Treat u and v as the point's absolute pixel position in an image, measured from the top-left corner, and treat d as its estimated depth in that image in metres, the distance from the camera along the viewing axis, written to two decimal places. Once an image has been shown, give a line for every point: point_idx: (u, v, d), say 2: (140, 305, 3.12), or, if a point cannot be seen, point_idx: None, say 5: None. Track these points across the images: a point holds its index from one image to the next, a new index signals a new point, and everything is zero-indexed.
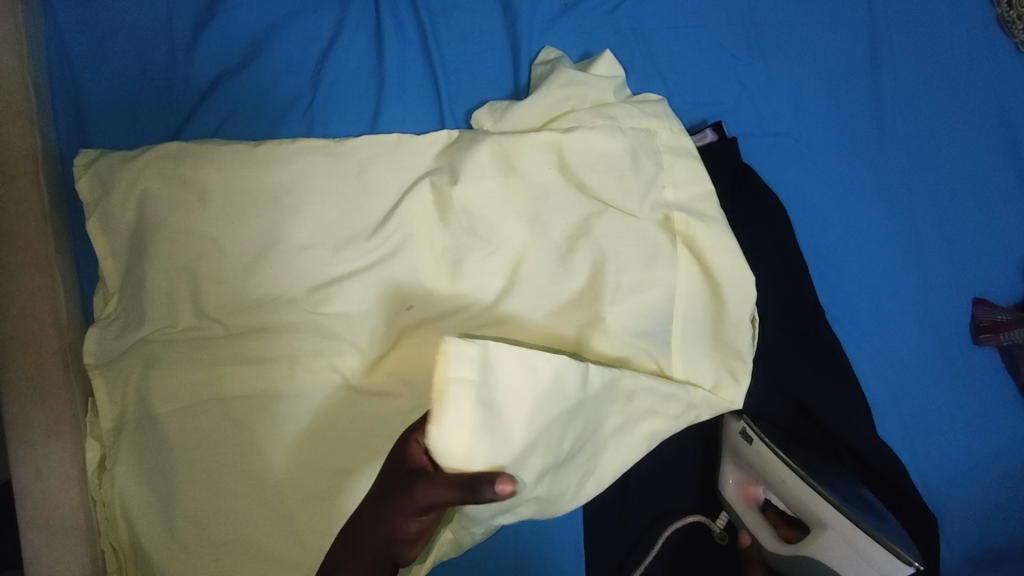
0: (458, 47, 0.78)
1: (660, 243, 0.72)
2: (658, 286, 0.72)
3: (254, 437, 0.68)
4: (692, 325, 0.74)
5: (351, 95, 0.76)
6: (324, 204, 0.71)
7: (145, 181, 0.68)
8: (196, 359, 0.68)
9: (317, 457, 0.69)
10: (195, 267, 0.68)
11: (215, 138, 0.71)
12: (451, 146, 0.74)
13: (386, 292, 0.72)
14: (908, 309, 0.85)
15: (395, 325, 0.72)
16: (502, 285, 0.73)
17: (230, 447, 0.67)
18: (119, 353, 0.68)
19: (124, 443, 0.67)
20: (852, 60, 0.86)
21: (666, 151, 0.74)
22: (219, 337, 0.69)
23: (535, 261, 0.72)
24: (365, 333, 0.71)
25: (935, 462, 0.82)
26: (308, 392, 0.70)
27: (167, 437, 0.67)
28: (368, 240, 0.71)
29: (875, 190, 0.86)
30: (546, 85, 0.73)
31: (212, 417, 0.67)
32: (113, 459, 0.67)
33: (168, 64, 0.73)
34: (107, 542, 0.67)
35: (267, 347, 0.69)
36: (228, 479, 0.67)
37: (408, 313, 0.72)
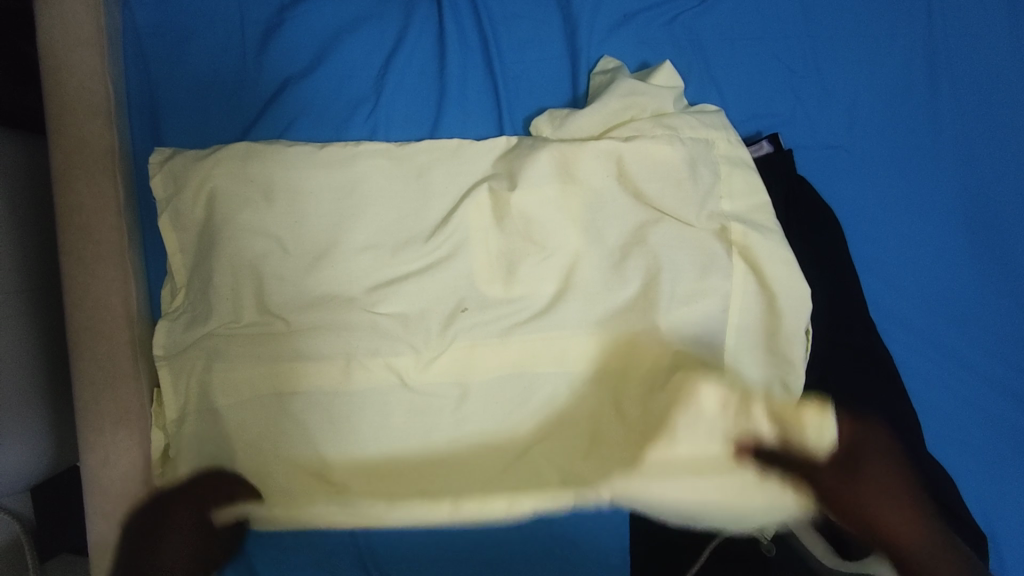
0: (518, 56, 0.79)
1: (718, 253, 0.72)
2: (712, 296, 0.72)
3: (308, 433, 0.69)
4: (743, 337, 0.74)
5: (413, 101, 0.77)
6: (383, 206, 0.72)
7: (214, 178, 0.69)
8: (257, 355, 0.69)
9: (374, 452, 0.70)
10: (258, 263, 0.69)
11: (282, 140, 0.72)
12: (509, 152, 0.75)
13: (441, 293, 0.72)
14: (964, 326, 0.84)
15: (451, 328, 0.72)
16: (556, 289, 0.74)
17: (287, 439, 0.69)
18: (184, 346, 0.70)
19: (186, 433, 0.69)
20: (907, 75, 0.86)
21: (723, 161, 0.75)
22: (280, 333, 0.70)
23: (588, 267, 0.73)
24: (420, 333, 0.71)
25: (988, 484, 0.81)
26: (365, 392, 0.70)
27: (229, 430, 0.69)
28: (425, 242, 0.72)
29: (929, 205, 0.85)
30: (607, 94, 0.74)
31: (269, 413, 0.69)
32: (174, 448, 0.69)
33: (239, 66, 0.75)
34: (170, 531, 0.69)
35: (327, 347, 0.69)
36: (287, 475, 0.69)
37: (463, 314, 0.72)
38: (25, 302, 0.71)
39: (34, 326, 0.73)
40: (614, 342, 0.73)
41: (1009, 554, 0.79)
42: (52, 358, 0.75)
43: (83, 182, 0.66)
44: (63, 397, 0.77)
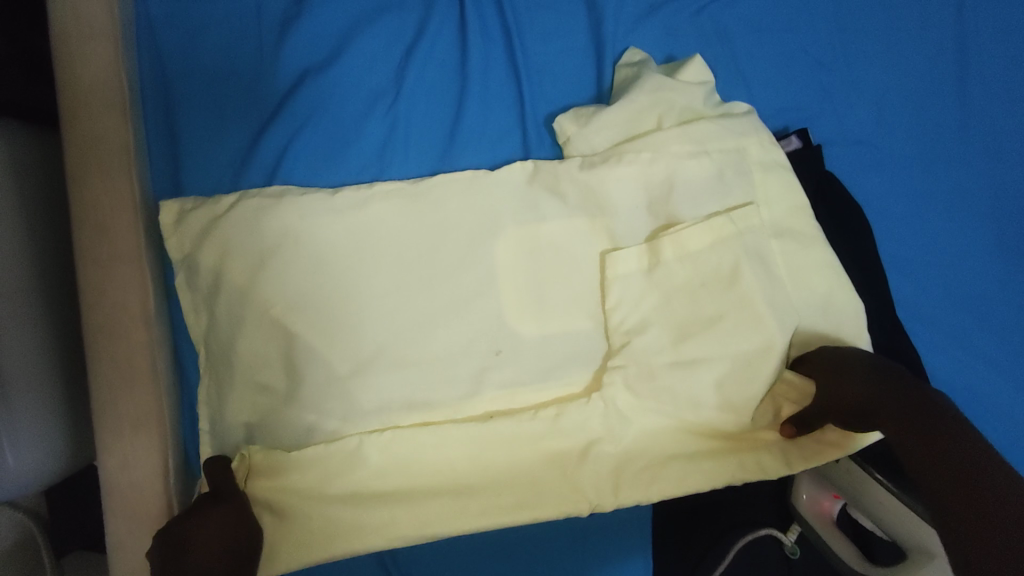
0: (542, 47, 0.77)
1: (767, 263, 0.71)
2: (767, 295, 0.69)
3: (347, 481, 0.68)
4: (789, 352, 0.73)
5: (434, 94, 0.75)
6: (403, 248, 0.72)
7: (225, 242, 0.68)
8: (294, 393, 0.69)
9: (410, 482, 0.70)
10: (274, 310, 0.68)
11: (294, 184, 0.71)
12: (533, 172, 0.74)
13: (473, 334, 0.73)
14: (992, 328, 0.83)
15: (485, 373, 0.73)
16: (583, 307, 0.75)
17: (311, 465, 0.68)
18: (222, 388, 0.70)
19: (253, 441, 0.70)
20: (939, 70, 0.84)
21: (757, 167, 0.74)
22: (310, 380, 0.69)
23: (629, 309, 0.72)
24: (451, 380, 0.72)
25: None
26: (400, 441, 0.70)
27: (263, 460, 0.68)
28: (454, 281, 0.72)
29: (958, 201, 0.84)
30: (635, 89, 0.72)
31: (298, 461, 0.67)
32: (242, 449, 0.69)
33: (255, 58, 0.72)
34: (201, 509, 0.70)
35: (358, 386, 0.70)
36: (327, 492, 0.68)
37: (497, 356, 0.73)
38: (42, 301, 0.70)
39: (51, 326, 0.71)
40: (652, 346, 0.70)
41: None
42: (68, 355, 0.74)
43: (99, 180, 0.64)
44: (81, 393, 0.76)
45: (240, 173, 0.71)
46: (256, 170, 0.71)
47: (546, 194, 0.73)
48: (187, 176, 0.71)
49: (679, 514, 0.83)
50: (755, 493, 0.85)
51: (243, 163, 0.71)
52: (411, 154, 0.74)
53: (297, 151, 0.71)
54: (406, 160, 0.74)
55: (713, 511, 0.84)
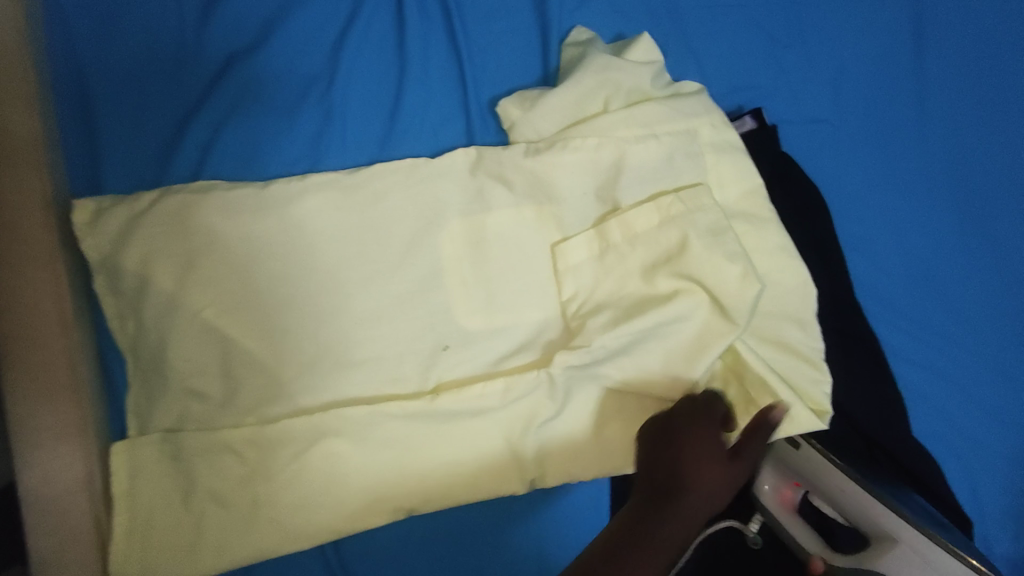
0: (484, 26, 0.73)
1: (729, 243, 0.67)
2: (727, 271, 0.66)
3: (291, 487, 0.67)
4: (747, 337, 0.69)
5: (371, 78, 0.71)
6: (344, 241, 0.68)
7: (152, 240, 0.64)
8: (235, 391, 0.66)
9: (360, 477, 0.69)
10: (206, 313, 0.65)
11: (222, 176, 0.67)
12: (476, 161, 0.71)
13: (423, 332, 0.70)
14: (951, 307, 0.82)
15: (435, 370, 0.70)
16: (536, 299, 0.72)
17: (255, 467, 0.67)
18: (153, 393, 0.66)
19: (185, 440, 0.66)
20: (895, 44, 0.82)
21: (709, 149, 0.71)
22: (247, 381, 0.66)
23: (586, 297, 0.71)
24: (399, 379, 0.70)
25: (973, 466, 0.79)
26: (342, 447, 0.68)
27: (202, 473, 0.66)
28: (397, 274, 0.69)
29: (917, 179, 0.82)
30: (581, 70, 0.69)
31: (239, 476, 0.67)
32: (178, 446, 0.66)
33: (176, 42, 0.68)
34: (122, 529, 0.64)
35: (303, 390, 0.68)
36: (279, 493, 0.67)
37: (445, 353, 0.70)
38: None
39: None
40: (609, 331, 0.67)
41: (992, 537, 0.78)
42: None
43: (5, 175, 0.58)
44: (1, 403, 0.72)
45: (164, 166, 0.67)
46: (181, 163, 0.67)
47: (490, 182, 0.71)
48: (107, 172, 0.66)
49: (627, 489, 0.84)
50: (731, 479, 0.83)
51: (166, 155, 0.67)
52: (348, 142, 0.70)
53: (224, 140, 0.67)
54: (343, 148, 0.70)
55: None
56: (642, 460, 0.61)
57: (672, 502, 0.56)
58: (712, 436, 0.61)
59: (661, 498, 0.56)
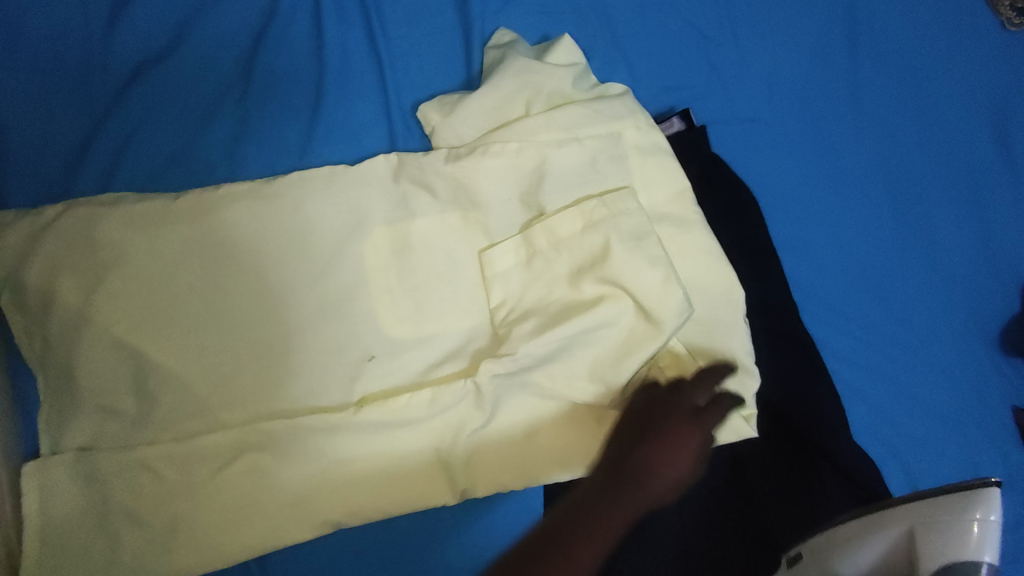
0: (404, 29, 0.72)
1: (651, 248, 0.66)
2: (650, 277, 0.65)
3: (211, 506, 0.65)
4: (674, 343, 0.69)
5: (287, 83, 0.69)
6: (262, 251, 0.66)
7: (57, 255, 0.62)
8: (148, 407, 0.65)
9: (282, 494, 0.67)
10: (116, 327, 0.63)
11: (133, 187, 0.65)
12: (399, 166, 0.69)
13: (346, 344, 0.68)
14: (893, 306, 0.80)
15: (359, 382, 0.68)
16: (465, 306, 0.70)
17: (173, 486, 0.65)
18: (64, 413, 0.64)
19: (97, 461, 0.64)
20: (828, 42, 0.82)
21: (634, 152, 0.70)
22: (162, 397, 0.65)
23: (516, 304, 0.69)
24: (322, 392, 0.67)
25: (929, 470, 0.77)
26: (262, 465, 0.66)
27: (116, 493, 0.64)
28: (318, 283, 0.67)
29: (855, 176, 0.81)
30: (499, 74, 0.68)
31: (155, 495, 0.64)
32: (89, 467, 0.63)
33: (84, 50, 0.66)
34: (32, 554, 0.62)
35: (222, 406, 0.66)
36: (199, 512, 0.65)
37: (370, 364, 0.68)
38: None
39: None
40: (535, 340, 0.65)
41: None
42: None
43: None
44: None
45: (72, 177, 0.65)
46: (90, 174, 0.65)
47: (414, 188, 0.69)
48: (10, 184, 0.64)
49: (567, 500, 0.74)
50: (710, 493, 0.71)
51: (74, 166, 0.65)
52: (265, 150, 0.68)
53: (135, 151, 0.66)
54: (259, 156, 0.68)
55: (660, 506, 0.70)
56: (609, 454, 0.65)
57: (621, 479, 0.61)
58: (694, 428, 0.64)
59: (614, 480, 0.61)
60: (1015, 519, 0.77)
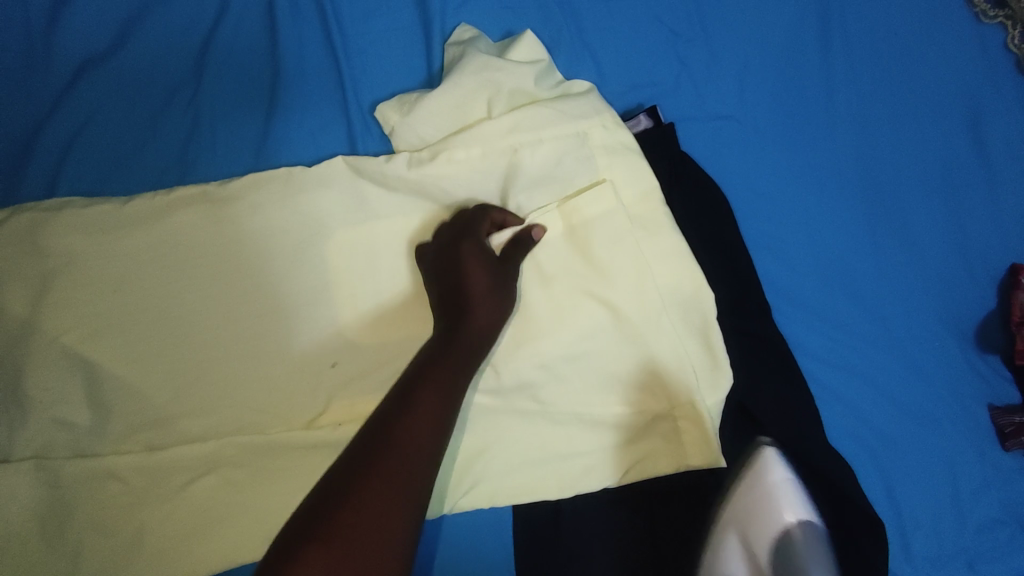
0: (362, 26, 0.70)
1: (614, 235, 0.66)
2: (618, 282, 0.66)
3: (170, 520, 0.63)
4: (648, 344, 0.67)
5: (240, 83, 0.67)
6: (214, 257, 0.64)
7: (3, 263, 0.61)
8: (102, 416, 0.63)
9: (243, 509, 0.64)
10: (66, 337, 0.62)
11: (80, 191, 0.63)
12: (355, 169, 0.66)
13: (307, 350, 0.66)
14: (868, 304, 0.79)
15: (322, 390, 0.66)
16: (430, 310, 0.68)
17: (131, 498, 0.63)
18: (12, 426, 0.61)
19: (47, 474, 0.62)
20: (799, 35, 0.80)
21: (602, 151, 0.68)
22: (117, 405, 0.63)
23: None
24: (283, 400, 0.66)
25: (902, 468, 0.76)
26: (226, 483, 0.64)
27: (72, 507, 0.62)
28: (278, 288, 0.66)
29: (827, 172, 0.80)
30: (458, 73, 0.66)
31: (114, 509, 0.63)
32: (40, 482, 0.61)
33: (26, 50, 0.64)
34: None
35: (179, 415, 0.64)
36: (158, 528, 0.63)
37: (332, 371, 0.66)
38: None
39: None
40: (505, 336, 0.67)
41: (916, 538, 0.75)
42: None
43: None
44: None
45: (17, 182, 0.63)
46: (35, 178, 0.63)
47: (374, 190, 0.67)
48: None
49: (541, 532, 0.72)
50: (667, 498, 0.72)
51: (17, 170, 0.63)
52: (219, 152, 0.66)
53: (83, 154, 0.64)
54: (213, 158, 0.66)
55: (649, 521, 0.71)
56: (467, 277, 0.61)
57: (455, 348, 0.59)
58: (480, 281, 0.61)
59: (463, 342, 0.59)
60: (994, 517, 0.76)
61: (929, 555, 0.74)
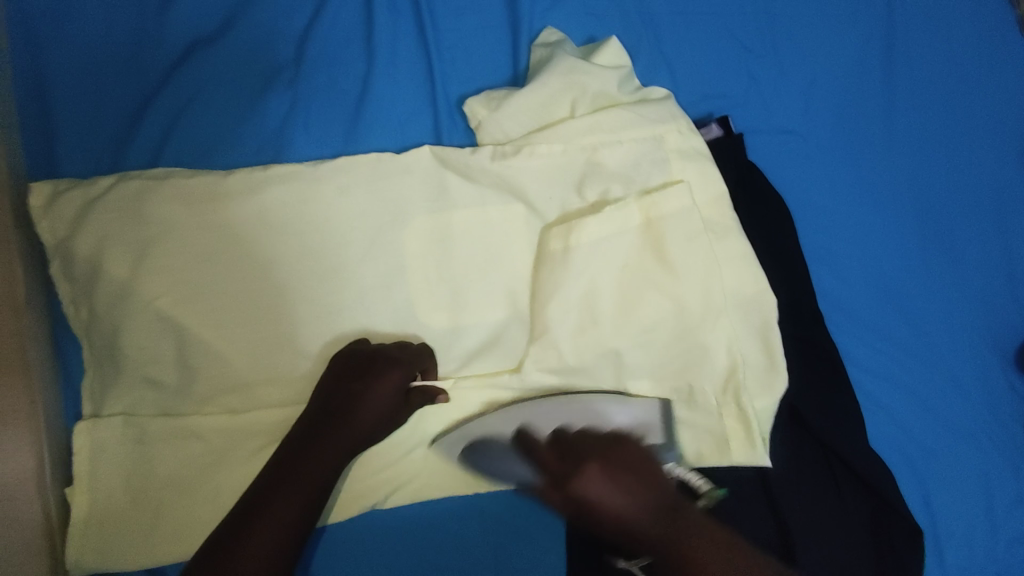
0: (454, 23, 0.73)
1: (685, 231, 0.69)
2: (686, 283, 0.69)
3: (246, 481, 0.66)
4: (711, 342, 0.70)
5: (335, 70, 0.71)
6: (298, 233, 0.67)
7: (105, 226, 0.63)
8: (188, 377, 0.66)
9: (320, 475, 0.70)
10: (159, 301, 0.64)
11: (182, 163, 0.67)
12: (442, 159, 0.70)
13: (382, 328, 0.69)
14: (915, 320, 0.82)
15: None
16: (500, 297, 0.71)
17: (212, 458, 0.66)
18: (108, 379, 0.65)
19: (136, 427, 0.65)
20: (863, 56, 0.83)
21: (676, 156, 0.71)
22: (202, 368, 0.66)
23: (558, 299, 0.68)
24: None
25: (941, 480, 0.79)
26: None
27: (154, 462, 0.65)
28: (362, 266, 0.68)
29: (882, 189, 0.83)
30: (547, 73, 0.69)
31: (194, 466, 0.66)
32: (130, 433, 0.65)
33: (139, 27, 0.68)
34: (80, 511, 0.64)
35: (260, 383, 0.67)
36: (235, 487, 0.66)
37: None
38: None
39: None
40: (572, 327, 0.69)
41: (951, 549, 0.77)
42: None
43: None
44: None
45: (123, 151, 0.66)
46: (140, 148, 0.67)
47: (457, 180, 0.70)
48: (64, 154, 0.66)
49: None
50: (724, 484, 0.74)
51: (125, 140, 0.67)
52: (311, 133, 0.69)
53: (186, 128, 0.67)
54: (306, 140, 0.69)
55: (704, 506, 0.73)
56: (379, 384, 0.66)
57: (330, 444, 0.64)
58: (386, 402, 0.66)
59: (350, 440, 0.65)
60: None
61: (962, 566, 0.77)
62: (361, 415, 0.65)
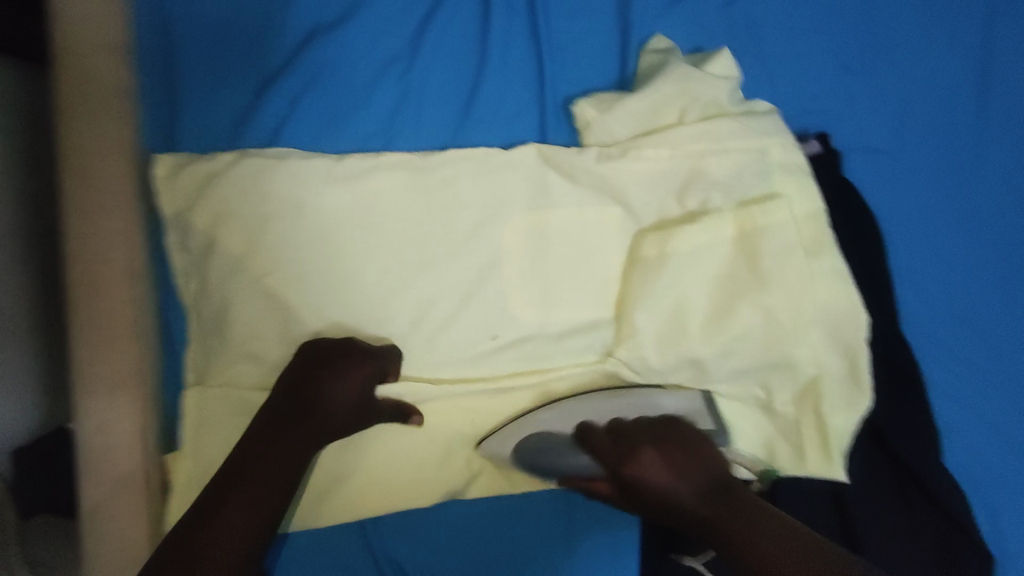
0: (566, 24, 0.74)
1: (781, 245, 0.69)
2: (781, 297, 0.69)
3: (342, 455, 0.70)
4: (803, 356, 0.70)
5: (448, 63, 0.72)
6: (403, 220, 0.68)
7: (222, 202, 0.65)
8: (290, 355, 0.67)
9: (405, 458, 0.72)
10: (267, 278, 0.66)
11: (298, 145, 0.68)
12: (547, 158, 0.71)
13: (478, 319, 0.70)
14: (997, 347, 0.81)
15: (486, 359, 0.71)
16: (594, 296, 0.72)
17: None
18: (212, 352, 0.66)
19: (236, 398, 0.67)
20: (961, 80, 0.83)
21: (778, 169, 0.72)
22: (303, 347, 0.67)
23: (654, 301, 0.69)
24: (453, 361, 0.70)
25: (1012, 508, 0.79)
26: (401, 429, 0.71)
27: None
28: (463, 257, 0.69)
29: (970, 215, 0.83)
30: (661, 78, 0.71)
31: None
32: (230, 404, 0.67)
33: (264, 9, 0.69)
34: (182, 478, 0.66)
35: None
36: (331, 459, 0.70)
37: (493, 343, 0.70)
38: None
39: None
40: (664, 331, 0.70)
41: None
42: None
43: (86, 122, 0.60)
44: None
45: (242, 130, 0.68)
46: (258, 128, 0.68)
47: (560, 178, 0.71)
48: (186, 129, 0.68)
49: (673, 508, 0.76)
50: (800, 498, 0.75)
51: (244, 120, 0.68)
52: (423, 124, 0.71)
53: (303, 111, 0.69)
54: (417, 130, 0.71)
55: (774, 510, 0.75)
56: (346, 371, 0.64)
57: (289, 451, 0.63)
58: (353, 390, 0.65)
59: (312, 435, 0.64)
60: None
61: None
62: (328, 406, 0.64)
